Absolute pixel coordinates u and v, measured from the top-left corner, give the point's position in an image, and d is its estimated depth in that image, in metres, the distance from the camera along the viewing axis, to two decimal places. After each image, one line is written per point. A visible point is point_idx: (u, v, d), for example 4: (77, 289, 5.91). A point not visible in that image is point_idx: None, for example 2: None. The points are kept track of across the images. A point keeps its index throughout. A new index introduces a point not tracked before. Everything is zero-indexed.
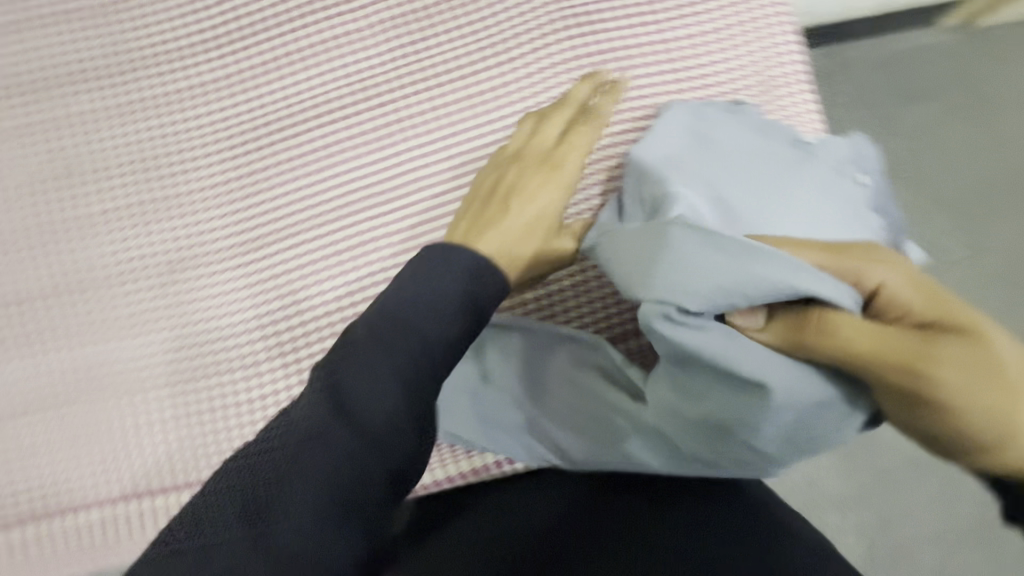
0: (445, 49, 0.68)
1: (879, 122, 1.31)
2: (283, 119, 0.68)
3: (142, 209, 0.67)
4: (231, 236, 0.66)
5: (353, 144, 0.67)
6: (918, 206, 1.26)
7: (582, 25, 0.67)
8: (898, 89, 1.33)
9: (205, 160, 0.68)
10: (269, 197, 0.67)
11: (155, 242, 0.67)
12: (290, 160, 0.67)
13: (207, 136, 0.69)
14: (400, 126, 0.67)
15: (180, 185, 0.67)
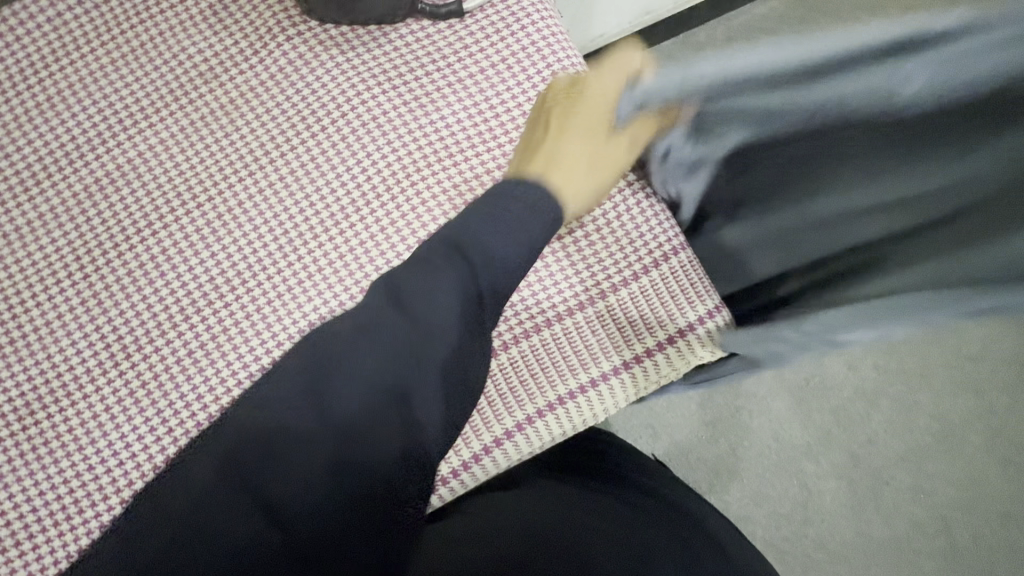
0: (228, 118, 0.63)
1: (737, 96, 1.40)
2: (216, 205, 0.62)
3: (51, 316, 0.59)
4: (176, 343, 0.59)
5: (147, 244, 0.61)
6: None
7: (366, 70, 0.64)
8: None
9: (121, 260, 0.60)
10: (213, 302, 0.60)
11: (75, 354, 0.59)
12: (231, 257, 0.61)
13: (116, 227, 0.61)
14: (342, 208, 0.62)
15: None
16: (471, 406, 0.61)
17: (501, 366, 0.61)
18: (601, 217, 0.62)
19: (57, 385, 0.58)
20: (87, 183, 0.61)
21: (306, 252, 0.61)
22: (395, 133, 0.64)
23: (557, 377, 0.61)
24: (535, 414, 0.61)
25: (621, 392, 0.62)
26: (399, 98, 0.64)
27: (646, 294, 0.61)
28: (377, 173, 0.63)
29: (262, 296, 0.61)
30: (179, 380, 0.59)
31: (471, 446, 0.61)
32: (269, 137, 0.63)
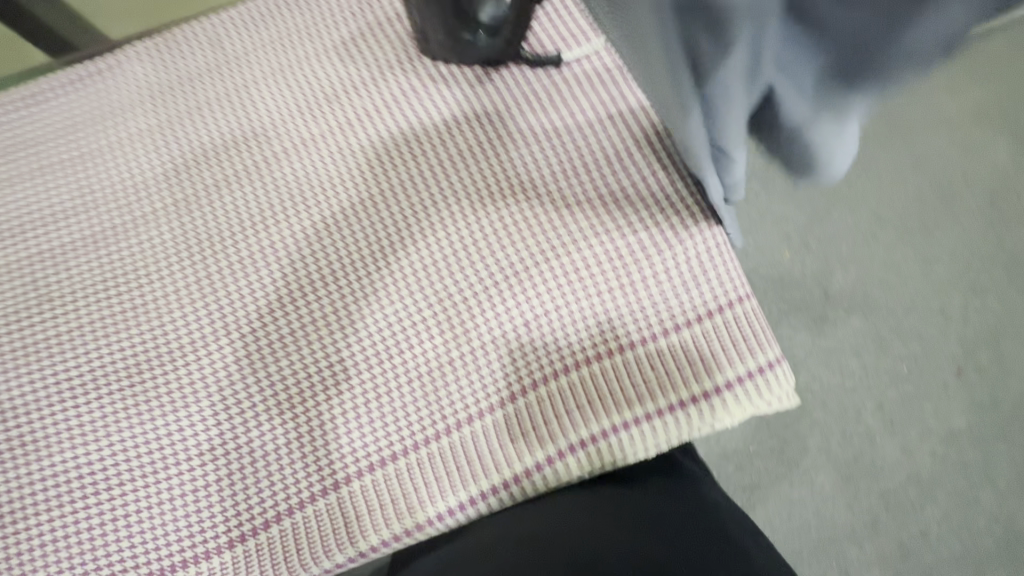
0: (309, 118, 0.64)
1: None
2: (275, 203, 0.62)
3: (107, 303, 0.61)
4: (213, 336, 0.59)
5: (214, 234, 0.62)
6: (856, 231, 1.33)
7: (452, 83, 0.64)
8: None
9: (181, 254, 0.62)
10: (257, 296, 0.59)
11: (124, 340, 0.59)
12: (279, 252, 0.61)
13: (184, 222, 0.63)
14: (393, 208, 0.60)
15: (25, 298, 0.61)
16: (498, 438, 0.55)
17: (536, 401, 0.55)
18: (684, 240, 0.56)
19: (101, 368, 0.59)
20: (175, 171, 0.64)
21: (352, 247, 0.60)
22: (456, 138, 0.62)
23: (597, 414, 0.54)
24: (582, 442, 0.54)
25: (682, 431, 0.54)
26: (481, 111, 0.62)
27: (723, 331, 0.55)
28: (432, 174, 0.61)
29: (301, 293, 0.59)
30: (207, 375, 0.58)
31: (491, 477, 0.54)
32: (347, 138, 0.63)
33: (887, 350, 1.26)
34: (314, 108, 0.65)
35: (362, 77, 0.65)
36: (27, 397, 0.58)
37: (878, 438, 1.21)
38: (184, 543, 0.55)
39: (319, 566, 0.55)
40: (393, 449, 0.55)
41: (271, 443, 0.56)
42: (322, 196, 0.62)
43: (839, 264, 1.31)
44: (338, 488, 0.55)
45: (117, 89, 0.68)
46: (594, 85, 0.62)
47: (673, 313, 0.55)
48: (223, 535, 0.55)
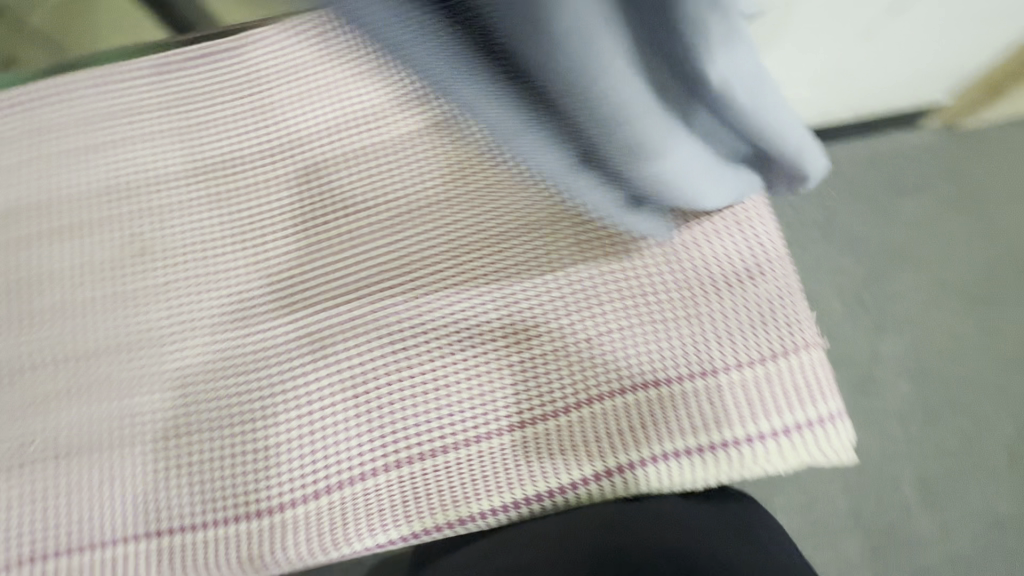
0: (399, 116, 0.67)
1: (870, 217, 1.34)
2: (360, 192, 0.65)
3: (197, 267, 0.65)
4: (287, 310, 0.62)
5: (303, 216, 0.66)
6: (916, 294, 1.29)
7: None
8: (887, 188, 1.35)
9: (268, 229, 0.66)
10: (332, 278, 0.62)
11: (209, 303, 0.64)
12: (359, 238, 0.64)
13: (275, 200, 0.67)
14: (473, 211, 0.63)
15: (129, 254, 0.66)
16: (548, 447, 0.55)
17: (590, 417, 0.55)
18: (756, 280, 0.56)
19: (186, 325, 0.64)
20: (273, 152, 0.68)
21: (428, 243, 0.62)
22: None
23: (649, 438, 0.54)
24: (631, 464, 0.55)
25: (734, 468, 0.54)
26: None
27: (788, 375, 0.54)
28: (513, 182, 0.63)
29: (374, 280, 0.61)
30: (277, 345, 0.61)
31: (536, 484, 0.55)
32: (435, 140, 0.66)
33: (937, 423, 1.21)
34: (405, 105, 0.67)
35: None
36: (119, 343, 0.64)
37: (916, 512, 1.16)
38: (237, 500, 0.58)
39: (359, 543, 0.57)
40: (444, 441, 0.56)
41: (329, 418, 0.58)
42: (404, 191, 0.65)
43: (894, 326, 1.27)
44: (387, 472, 0.57)
45: (222, 65, 0.71)
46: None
47: (738, 350, 0.55)
48: (278, 498, 0.57)
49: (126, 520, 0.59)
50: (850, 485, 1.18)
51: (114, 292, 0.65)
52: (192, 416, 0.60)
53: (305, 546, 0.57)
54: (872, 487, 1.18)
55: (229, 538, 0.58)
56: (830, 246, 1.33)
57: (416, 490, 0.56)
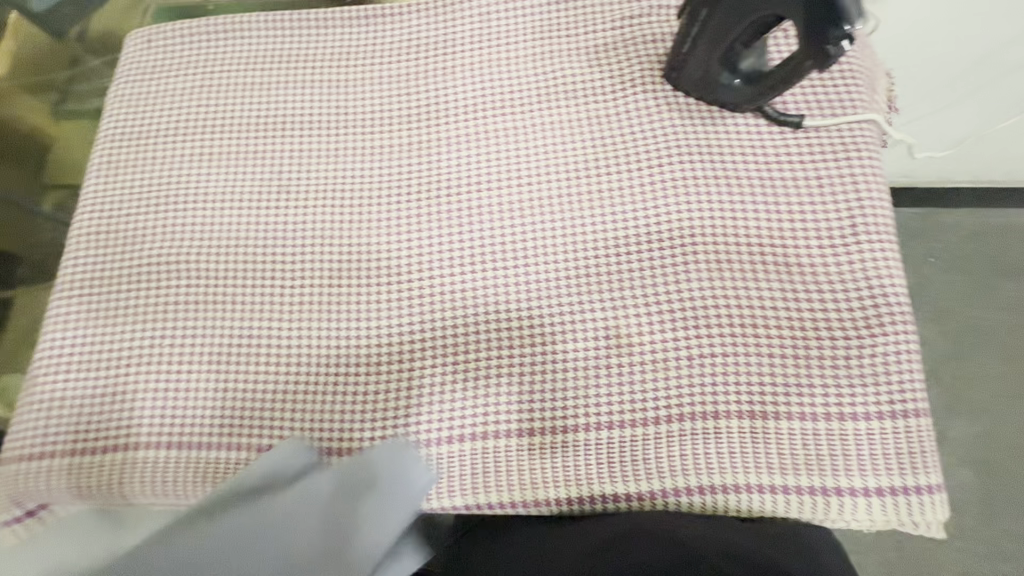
0: (540, 105, 0.68)
1: (970, 294, 1.27)
2: (490, 169, 0.66)
3: (327, 204, 0.67)
4: (405, 265, 0.64)
5: (430, 179, 0.67)
6: (1003, 383, 1.22)
7: (687, 111, 0.66)
8: (991, 265, 1.28)
9: (404, 185, 0.67)
10: (455, 245, 0.64)
11: (331, 242, 0.66)
12: (483, 212, 0.65)
13: (410, 158, 0.68)
14: (599, 209, 0.63)
15: (259, 181, 0.69)
16: (634, 453, 0.56)
17: (681, 434, 0.56)
18: (875, 335, 0.56)
19: (304, 259, 0.65)
20: (411, 114, 0.70)
21: (549, 231, 0.63)
22: (679, 163, 0.63)
23: (735, 467, 0.55)
24: (711, 487, 0.55)
25: (815, 515, 0.54)
26: (707, 145, 0.64)
27: (891, 439, 0.54)
28: (644, 189, 0.63)
29: (493, 256, 0.63)
30: (387, 299, 0.63)
31: (615, 485, 0.56)
32: (572, 133, 0.67)
33: (997, 519, 1.15)
34: (550, 96, 0.69)
35: (605, 84, 0.68)
36: (238, 263, 0.66)
37: None
38: (320, 435, 0.59)
39: (430, 504, 0.58)
40: (532, 424, 0.58)
41: (426, 374, 0.60)
42: (533, 176, 0.66)
43: (971, 411, 1.21)
44: (473, 441, 0.58)
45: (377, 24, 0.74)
46: (826, 155, 0.62)
47: (843, 398, 0.55)
48: (361, 442, 0.59)
49: (209, 421, 0.60)
50: (886, 558, 1.14)
51: (235, 213, 0.68)
52: (290, 347, 0.62)
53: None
54: (910, 567, 1.13)
55: None
56: (920, 315, 1.27)
57: (498, 464, 0.57)
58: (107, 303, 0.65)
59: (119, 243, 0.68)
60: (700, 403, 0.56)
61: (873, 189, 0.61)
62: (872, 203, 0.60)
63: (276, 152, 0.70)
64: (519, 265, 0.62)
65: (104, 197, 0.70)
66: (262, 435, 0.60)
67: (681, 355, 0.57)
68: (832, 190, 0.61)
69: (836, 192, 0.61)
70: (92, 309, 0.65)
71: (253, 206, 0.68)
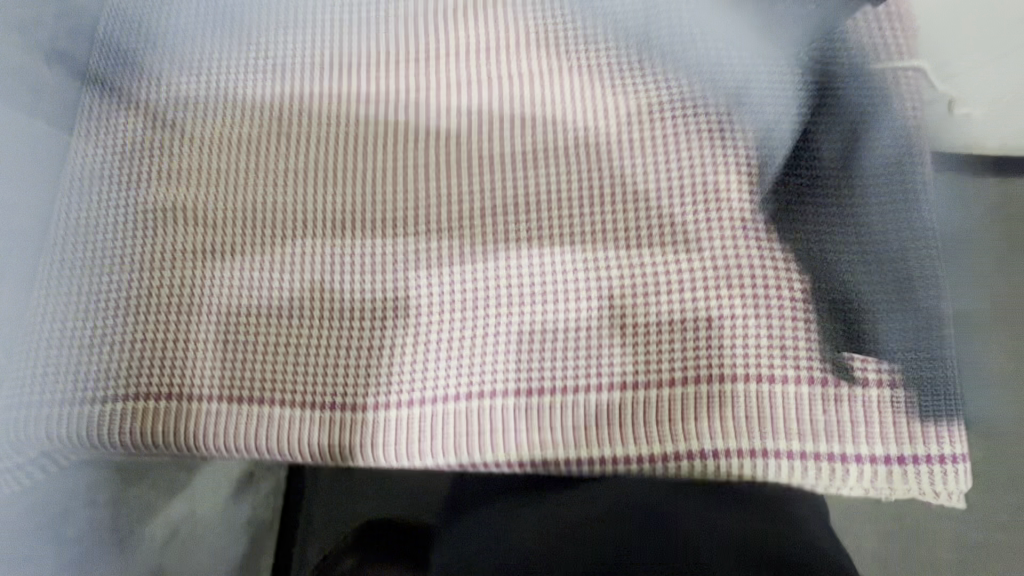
0: (556, 46, 0.63)
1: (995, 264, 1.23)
2: (501, 115, 0.62)
3: (329, 150, 0.64)
4: (411, 216, 0.61)
5: (439, 126, 0.63)
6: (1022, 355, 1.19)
7: (716, 56, 0.61)
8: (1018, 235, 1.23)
9: (410, 131, 0.63)
10: (464, 196, 0.61)
11: (333, 191, 0.62)
12: (494, 161, 0.61)
13: (416, 103, 0.64)
14: (617, 161, 0.59)
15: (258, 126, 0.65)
16: (647, 414, 0.55)
17: (694, 396, 0.54)
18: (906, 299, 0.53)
19: (306, 208, 0.62)
20: (420, 56, 0.65)
21: (563, 183, 0.60)
22: (705, 112, 0.59)
23: (749, 430, 0.53)
24: (725, 452, 0.53)
25: (832, 483, 0.53)
26: (736, 94, 0.59)
27: (916, 406, 0.52)
28: (666, 140, 0.59)
29: (504, 208, 0.60)
30: (392, 251, 0.60)
31: (627, 447, 0.54)
32: (591, 77, 0.62)
33: (1002, 492, 1.14)
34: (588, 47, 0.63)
35: (649, 36, 0.62)
36: (236, 211, 0.63)
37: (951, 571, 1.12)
38: (322, 388, 0.58)
39: (436, 461, 0.57)
40: (541, 383, 0.56)
41: (432, 330, 0.58)
42: (548, 124, 0.62)
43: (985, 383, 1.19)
44: (479, 399, 0.56)
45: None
46: (866, 106, 0.58)
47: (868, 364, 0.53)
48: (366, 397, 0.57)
49: (209, 372, 0.59)
50: (888, 528, 1.14)
51: (233, 158, 0.64)
52: (292, 298, 0.60)
53: (377, 450, 0.57)
54: (912, 536, 1.13)
55: (300, 423, 0.57)
56: None
57: (505, 422, 0.56)
58: (101, 252, 0.63)
59: (112, 189, 0.64)
60: (716, 364, 0.54)
61: (916, 143, 0.56)
62: (912, 158, 0.56)
63: (276, 94, 0.66)
64: (532, 220, 0.59)
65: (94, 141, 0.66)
66: (263, 388, 0.58)
67: (697, 316, 0.55)
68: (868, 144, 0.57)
69: (873, 146, 0.57)
70: (86, 258, 0.63)
71: (252, 153, 0.64)
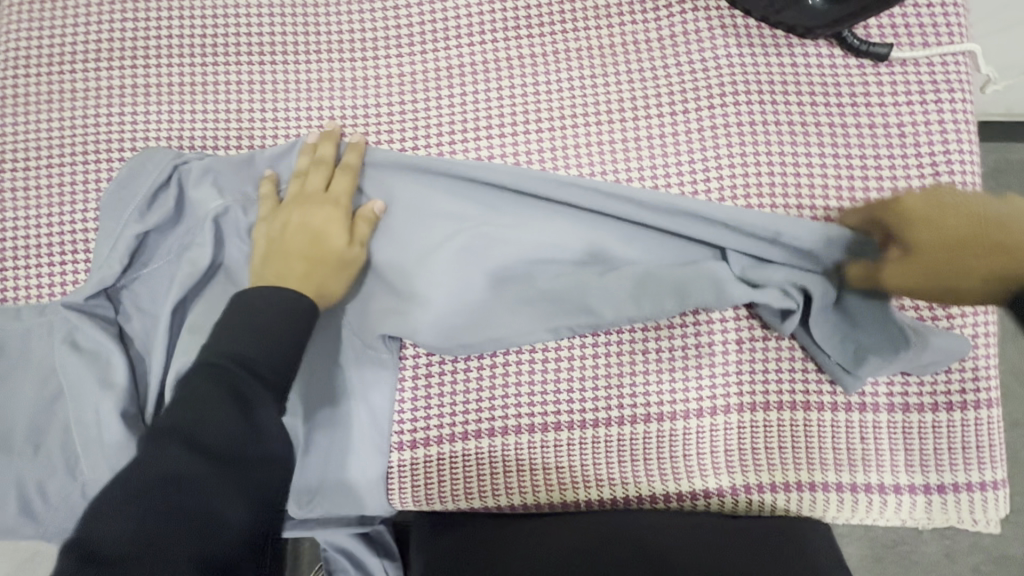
0: (564, 34, 0.56)
1: None
2: (503, 114, 0.55)
3: None
4: None
5: (434, 123, 0.56)
6: None
7: (745, 38, 0.54)
8: None
9: (400, 134, 0.56)
10: None
11: None
12: None
13: (404, 99, 0.56)
14: (635, 167, 0.54)
15: (226, 122, 0.56)
16: (673, 450, 0.51)
17: (725, 426, 0.51)
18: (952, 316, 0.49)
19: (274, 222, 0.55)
20: (410, 38, 0.57)
21: None
22: (731, 110, 0.53)
23: (779, 463, 0.51)
24: (757, 486, 0.51)
25: (869, 515, 0.50)
26: (768, 82, 0.53)
27: (959, 432, 0.49)
28: (689, 144, 0.53)
29: None
30: None
31: (652, 484, 0.52)
32: (606, 64, 0.55)
33: None
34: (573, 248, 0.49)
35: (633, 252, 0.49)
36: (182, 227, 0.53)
37: None
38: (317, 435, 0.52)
39: (446, 504, 0.53)
40: (557, 419, 0.52)
41: (436, 361, 0.52)
42: (555, 124, 0.55)
43: None
44: (492, 437, 0.52)
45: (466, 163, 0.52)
46: (913, 94, 0.52)
47: (911, 388, 0.49)
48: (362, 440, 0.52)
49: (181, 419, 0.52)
50: None
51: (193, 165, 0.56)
52: None
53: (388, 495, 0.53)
54: None
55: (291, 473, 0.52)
56: None
57: (521, 461, 0.52)
58: (52, 276, 0.54)
59: (55, 197, 0.55)
60: (748, 392, 0.50)
61: (964, 140, 0.51)
62: (960, 160, 0.51)
63: (238, 90, 0.57)
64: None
65: (26, 139, 0.56)
66: None
67: (728, 341, 0.50)
68: (914, 144, 0.52)
69: (918, 145, 0.51)
70: (36, 282, 0.54)
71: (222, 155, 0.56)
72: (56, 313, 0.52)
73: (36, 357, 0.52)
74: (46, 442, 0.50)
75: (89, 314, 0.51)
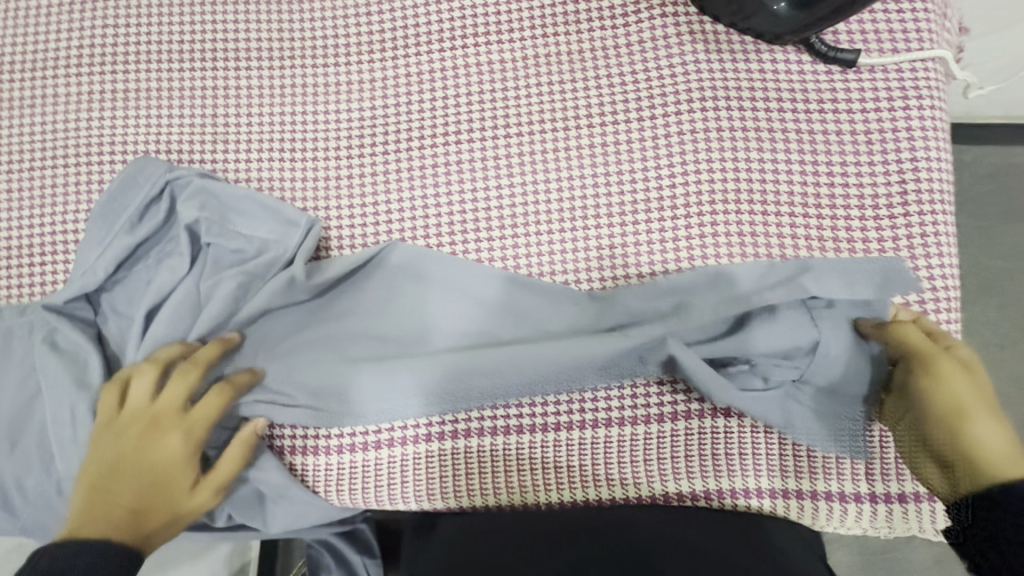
0: (534, 40, 0.56)
1: None
2: (473, 118, 0.56)
3: (280, 159, 0.57)
4: (370, 228, 0.55)
5: (405, 127, 0.56)
6: None
7: (713, 43, 0.54)
8: None
9: (371, 137, 0.56)
10: (430, 209, 0.55)
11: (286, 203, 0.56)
12: (465, 172, 0.55)
13: (375, 104, 0.57)
14: (601, 171, 0.54)
15: (201, 126, 0.57)
16: (634, 454, 0.52)
17: (686, 432, 0.51)
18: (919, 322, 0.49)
19: None
20: (384, 43, 0.58)
21: (542, 196, 0.54)
22: (698, 116, 0.53)
23: (740, 469, 0.51)
24: (718, 491, 0.51)
25: (828, 523, 0.50)
26: (736, 88, 0.53)
27: None
28: (655, 149, 0.53)
29: (475, 224, 0.54)
30: None
31: (612, 488, 0.52)
32: (574, 70, 0.56)
33: None
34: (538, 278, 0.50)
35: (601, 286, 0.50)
36: (164, 232, 0.54)
37: None
38: (287, 435, 0.53)
39: (412, 504, 0.54)
40: (519, 422, 0.52)
41: None
42: (523, 129, 0.55)
43: None
44: (455, 439, 0.53)
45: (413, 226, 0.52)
46: (881, 101, 0.52)
47: None
48: (325, 440, 0.53)
49: None
50: None
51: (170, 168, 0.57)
52: None
53: (355, 494, 0.54)
54: None
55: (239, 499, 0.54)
56: None
57: (483, 463, 0.53)
58: (32, 276, 0.56)
59: (37, 199, 0.57)
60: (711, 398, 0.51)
61: (932, 147, 0.51)
62: (929, 166, 0.51)
63: (215, 94, 0.58)
64: (513, 236, 0.54)
65: (10, 141, 0.58)
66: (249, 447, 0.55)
67: None
68: (881, 151, 0.51)
69: (885, 151, 0.51)
70: (17, 282, 0.56)
71: (198, 159, 0.57)
72: (36, 314, 0.54)
73: (16, 357, 0.53)
74: (23, 440, 0.52)
75: (70, 316, 0.53)
